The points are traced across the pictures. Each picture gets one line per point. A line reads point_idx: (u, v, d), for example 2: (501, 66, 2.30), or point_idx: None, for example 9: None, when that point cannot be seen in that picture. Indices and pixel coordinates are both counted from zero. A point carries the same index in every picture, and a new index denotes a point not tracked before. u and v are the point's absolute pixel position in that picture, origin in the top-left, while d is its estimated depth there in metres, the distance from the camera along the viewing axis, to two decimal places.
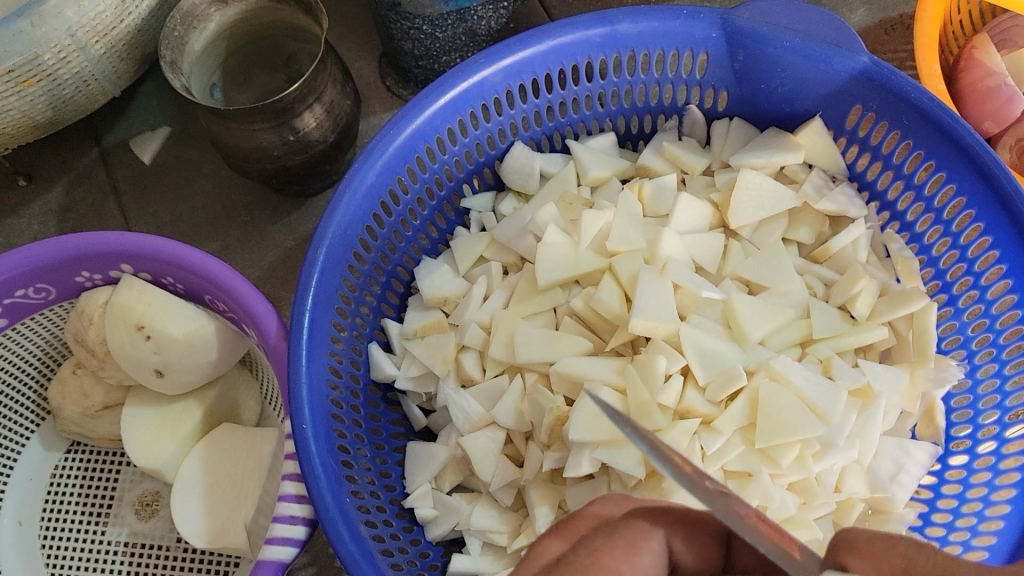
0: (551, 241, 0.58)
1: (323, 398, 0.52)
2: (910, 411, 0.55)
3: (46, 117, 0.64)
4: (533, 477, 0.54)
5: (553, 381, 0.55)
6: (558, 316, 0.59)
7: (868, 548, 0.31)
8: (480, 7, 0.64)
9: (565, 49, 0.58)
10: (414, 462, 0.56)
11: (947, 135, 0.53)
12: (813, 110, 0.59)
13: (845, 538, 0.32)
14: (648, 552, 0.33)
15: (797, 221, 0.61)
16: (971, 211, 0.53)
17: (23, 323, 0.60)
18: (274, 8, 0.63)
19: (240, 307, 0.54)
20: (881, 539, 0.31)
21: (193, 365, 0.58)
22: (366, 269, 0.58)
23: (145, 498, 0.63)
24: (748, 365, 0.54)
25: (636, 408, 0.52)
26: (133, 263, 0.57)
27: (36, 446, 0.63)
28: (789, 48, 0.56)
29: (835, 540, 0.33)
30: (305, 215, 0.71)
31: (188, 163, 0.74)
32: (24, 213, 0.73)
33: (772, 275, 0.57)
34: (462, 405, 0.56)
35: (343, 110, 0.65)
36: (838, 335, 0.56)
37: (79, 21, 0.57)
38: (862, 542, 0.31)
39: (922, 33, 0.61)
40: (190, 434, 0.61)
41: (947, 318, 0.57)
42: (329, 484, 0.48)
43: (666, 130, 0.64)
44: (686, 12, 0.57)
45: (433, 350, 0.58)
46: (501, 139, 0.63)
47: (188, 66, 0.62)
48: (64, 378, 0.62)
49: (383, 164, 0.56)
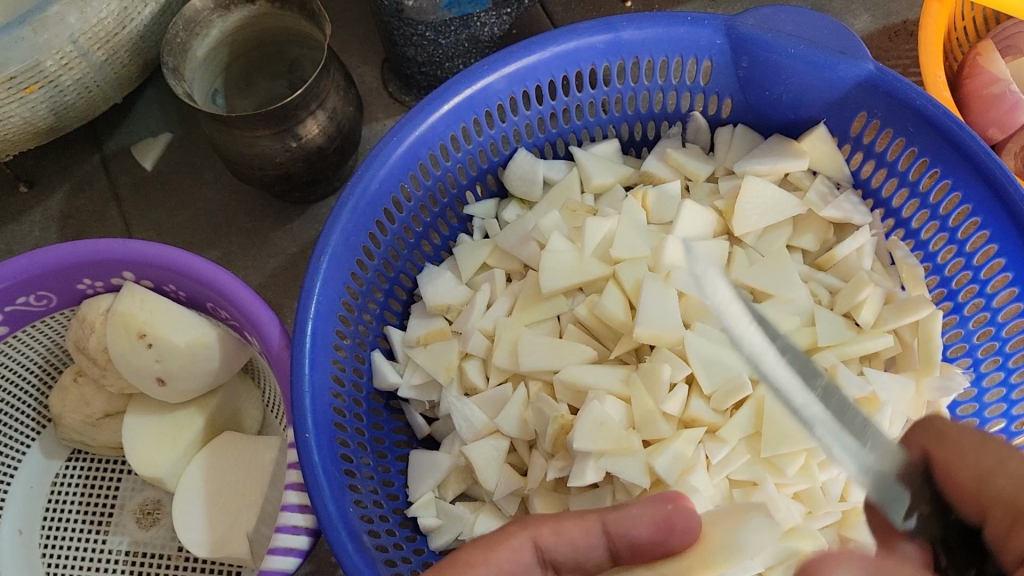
0: (555, 249, 0.57)
1: (326, 407, 0.52)
2: (915, 419, 0.55)
3: (49, 123, 0.64)
4: (537, 486, 0.54)
5: (558, 390, 0.55)
6: (561, 324, 0.59)
7: (958, 439, 0.38)
8: (483, 13, 0.64)
9: (569, 56, 0.58)
10: (417, 470, 0.56)
11: (952, 142, 0.53)
12: (817, 117, 0.59)
13: (932, 425, 0.39)
14: (503, 547, 0.40)
15: (801, 228, 0.61)
16: (977, 218, 0.53)
17: (23, 331, 0.59)
18: (278, 14, 0.63)
19: (242, 315, 0.53)
20: (971, 433, 0.38)
21: (195, 373, 0.57)
22: (368, 276, 0.58)
23: (146, 507, 0.63)
24: (754, 374, 0.53)
25: (641, 416, 0.52)
26: (135, 270, 0.56)
27: (37, 453, 0.63)
28: (794, 55, 0.56)
29: (920, 422, 0.40)
30: (307, 222, 0.71)
31: (191, 169, 0.74)
32: (25, 220, 0.73)
33: (777, 283, 0.57)
34: (465, 413, 0.56)
35: (346, 117, 0.64)
36: (843, 343, 0.56)
37: (81, 27, 0.57)
38: (950, 432, 0.38)
39: (926, 40, 0.61)
40: (192, 442, 0.60)
41: (953, 325, 0.57)
42: (332, 494, 0.48)
43: (669, 137, 0.64)
44: (689, 18, 0.57)
45: (436, 357, 0.58)
46: (504, 146, 0.63)
47: (191, 72, 0.62)
48: (65, 387, 0.61)
49: (387, 171, 0.55)
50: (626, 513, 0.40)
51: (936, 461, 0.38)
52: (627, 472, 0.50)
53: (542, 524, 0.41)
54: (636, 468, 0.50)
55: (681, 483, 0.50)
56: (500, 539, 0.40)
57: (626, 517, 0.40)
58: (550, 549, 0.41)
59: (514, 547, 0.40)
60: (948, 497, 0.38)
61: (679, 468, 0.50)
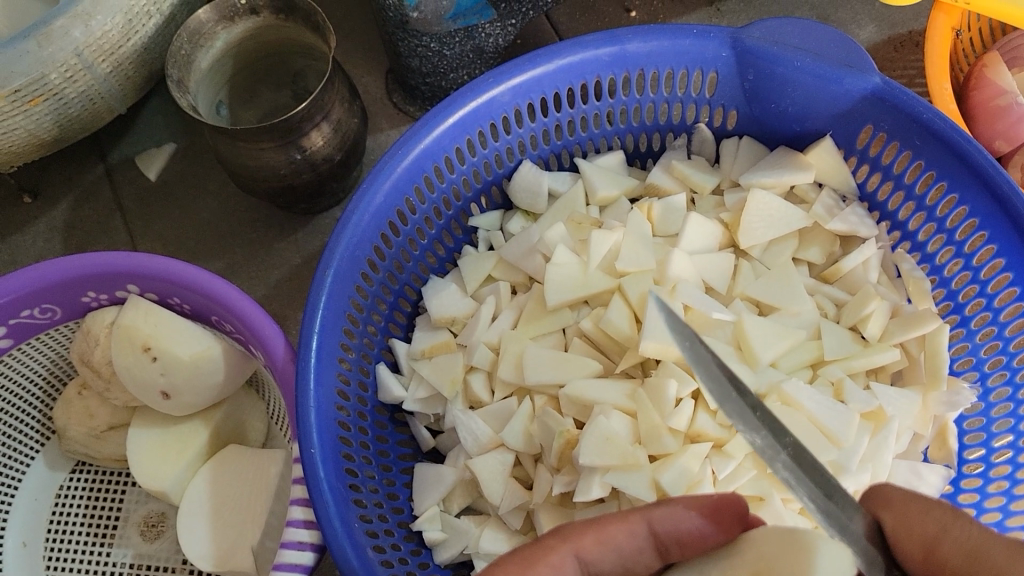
0: (560, 262, 0.57)
1: (331, 421, 0.51)
2: (921, 433, 0.55)
3: (53, 135, 0.64)
4: (542, 501, 0.54)
5: (563, 404, 0.54)
6: (567, 337, 0.58)
7: (903, 505, 0.39)
8: (487, 24, 0.64)
9: (575, 68, 0.58)
10: (422, 484, 0.56)
11: (960, 156, 0.53)
12: (823, 129, 0.59)
13: (880, 492, 0.40)
14: (544, 563, 0.38)
15: (807, 241, 0.61)
16: (984, 232, 0.53)
17: (27, 343, 0.59)
18: (283, 25, 0.63)
19: (247, 329, 0.53)
20: (913, 498, 0.39)
21: (199, 386, 0.57)
22: (373, 289, 0.58)
23: (150, 519, 0.63)
24: (760, 387, 0.53)
25: (647, 431, 0.52)
26: (140, 284, 0.56)
27: (41, 465, 0.63)
28: (800, 68, 0.56)
29: (868, 490, 0.41)
30: (311, 233, 0.71)
31: (195, 180, 0.74)
32: (29, 230, 0.73)
33: (784, 296, 0.57)
34: (470, 427, 0.55)
35: (351, 129, 0.64)
36: (850, 356, 0.56)
37: (86, 40, 0.57)
38: (896, 498, 0.39)
39: (933, 53, 0.60)
40: (197, 454, 0.60)
41: (959, 339, 0.57)
42: (338, 511, 0.48)
43: (675, 149, 0.64)
44: (696, 30, 0.56)
45: (441, 371, 0.58)
46: (509, 158, 0.63)
47: (195, 84, 0.62)
48: (69, 399, 0.61)
49: (392, 184, 0.55)
50: (673, 510, 0.40)
51: (884, 525, 0.39)
52: (633, 487, 0.50)
53: (583, 534, 0.40)
54: (643, 484, 0.50)
55: None
56: (542, 552, 0.38)
57: (671, 515, 0.40)
58: (593, 560, 0.39)
59: (558, 561, 0.38)
60: (897, 560, 0.39)
61: (686, 483, 0.50)
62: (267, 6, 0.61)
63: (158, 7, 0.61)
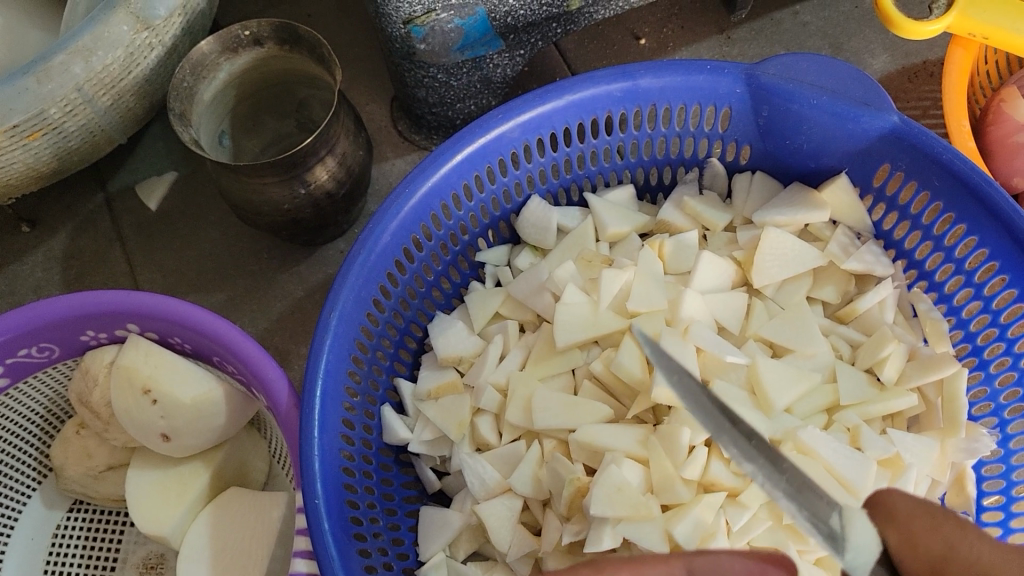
0: (569, 301, 0.56)
1: (335, 469, 0.50)
2: (939, 480, 0.53)
3: (52, 167, 0.62)
4: (551, 549, 0.53)
5: (573, 449, 0.53)
6: (576, 379, 0.57)
7: (908, 522, 0.38)
8: (495, 55, 0.63)
9: (585, 103, 0.56)
10: (427, 529, 0.55)
11: (979, 197, 0.51)
12: (838, 166, 0.58)
13: (885, 505, 0.39)
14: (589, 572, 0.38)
15: (822, 280, 0.59)
16: (1004, 275, 0.52)
17: (24, 382, 0.58)
18: (286, 56, 0.62)
19: (249, 372, 0.52)
20: (919, 511, 0.38)
21: (200, 428, 0.56)
22: (379, 328, 0.56)
23: (149, 561, 0.62)
24: (774, 435, 0.52)
25: (660, 480, 0.50)
26: (139, 323, 0.55)
27: (38, 505, 0.61)
28: (816, 106, 0.54)
29: (871, 500, 0.40)
30: (314, 265, 0.69)
31: (196, 209, 0.73)
32: (28, 260, 0.71)
33: (798, 338, 0.55)
34: (477, 470, 0.54)
35: (356, 161, 0.63)
36: (866, 402, 0.54)
37: (87, 76, 0.56)
38: (901, 513, 0.38)
39: (950, 88, 0.59)
40: (198, 496, 0.59)
41: (977, 382, 0.56)
42: (342, 564, 0.46)
43: (685, 183, 0.62)
44: (709, 66, 0.55)
45: (447, 413, 0.57)
46: (517, 193, 0.61)
47: (198, 117, 0.61)
48: (67, 438, 0.60)
49: (398, 223, 0.54)
50: (711, 558, 0.40)
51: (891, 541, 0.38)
52: (646, 539, 0.49)
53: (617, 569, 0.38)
54: (655, 535, 0.49)
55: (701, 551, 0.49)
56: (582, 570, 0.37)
57: (715, 560, 0.40)
58: None
59: None
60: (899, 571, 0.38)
61: (698, 535, 0.49)
62: (272, 37, 0.60)
63: (161, 39, 0.60)
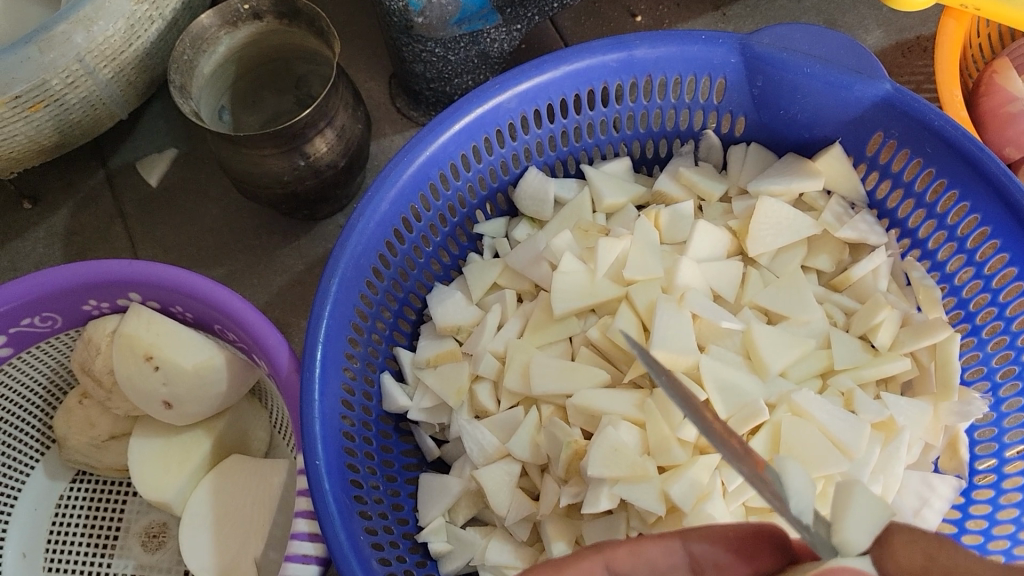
0: (567, 270, 0.57)
1: (335, 433, 0.51)
2: (932, 443, 0.54)
3: (53, 141, 0.63)
4: (549, 511, 0.53)
5: (570, 414, 0.54)
6: (574, 346, 0.58)
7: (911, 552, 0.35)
8: (493, 29, 0.63)
9: (582, 74, 0.57)
10: (428, 493, 0.55)
11: (971, 164, 0.52)
12: (832, 136, 0.59)
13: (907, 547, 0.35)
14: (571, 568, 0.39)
15: (816, 249, 0.60)
16: (996, 241, 0.52)
17: (27, 352, 0.59)
18: (286, 30, 0.62)
19: (250, 338, 0.52)
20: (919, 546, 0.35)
21: (203, 397, 0.57)
22: (378, 297, 0.57)
23: (152, 530, 0.63)
24: (769, 399, 0.53)
25: (656, 442, 0.51)
26: (141, 292, 0.56)
27: (40, 475, 0.62)
28: (809, 75, 0.55)
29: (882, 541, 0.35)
30: (314, 239, 0.70)
31: (196, 185, 0.73)
32: (30, 237, 0.72)
33: (792, 304, 0.56)
34: (476, 437, 0.55)
35: (354, 135, 0.64)
36: (859, 366, 0.55)
37: (88, 46, 0.56)
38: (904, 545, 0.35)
39: (942, 59, 0.60)
40: (199, 464, 0.60)
41: (970, 348, 0.56)
42: (343, 524, 0.47)
43: (682, 155, 0.63)
44: (704, 36, 0.56)
45: (446, 380, 0.57)
46: (514, 165, 0.62)
47: (198, 90, 0.61)
48: (70, 408, 0.61)
49: (396, 192, 0.55)
50: (706, 531, 0.41)
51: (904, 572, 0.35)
52: (641, 499, 0.49)
53: (618, 547, 0.40)
54: (650, 495, 0.50)
55: (696, 509, 0.49)
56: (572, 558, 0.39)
57: (702, 534, 0.41)
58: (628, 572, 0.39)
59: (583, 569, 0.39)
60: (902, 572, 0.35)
61: (694, 495, 0.49)
62: (271, 11, 0.61)
63: (160, 13, 0.61)
